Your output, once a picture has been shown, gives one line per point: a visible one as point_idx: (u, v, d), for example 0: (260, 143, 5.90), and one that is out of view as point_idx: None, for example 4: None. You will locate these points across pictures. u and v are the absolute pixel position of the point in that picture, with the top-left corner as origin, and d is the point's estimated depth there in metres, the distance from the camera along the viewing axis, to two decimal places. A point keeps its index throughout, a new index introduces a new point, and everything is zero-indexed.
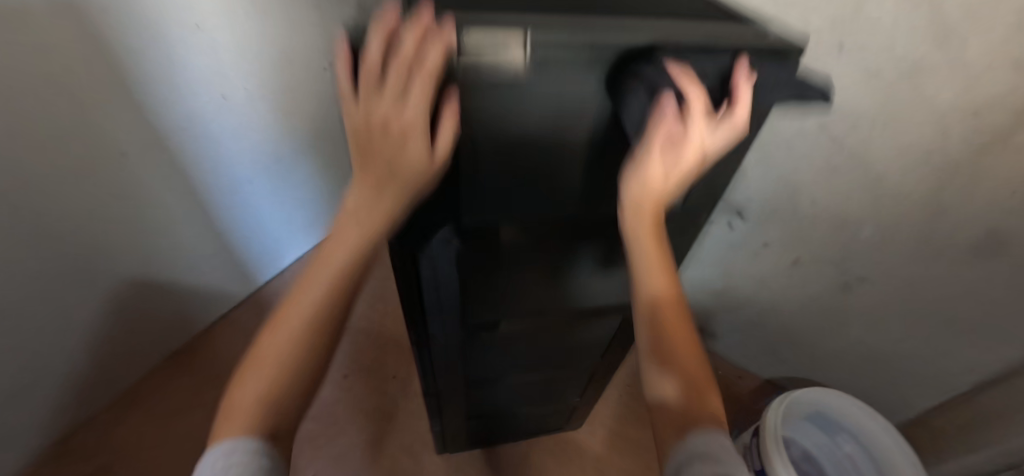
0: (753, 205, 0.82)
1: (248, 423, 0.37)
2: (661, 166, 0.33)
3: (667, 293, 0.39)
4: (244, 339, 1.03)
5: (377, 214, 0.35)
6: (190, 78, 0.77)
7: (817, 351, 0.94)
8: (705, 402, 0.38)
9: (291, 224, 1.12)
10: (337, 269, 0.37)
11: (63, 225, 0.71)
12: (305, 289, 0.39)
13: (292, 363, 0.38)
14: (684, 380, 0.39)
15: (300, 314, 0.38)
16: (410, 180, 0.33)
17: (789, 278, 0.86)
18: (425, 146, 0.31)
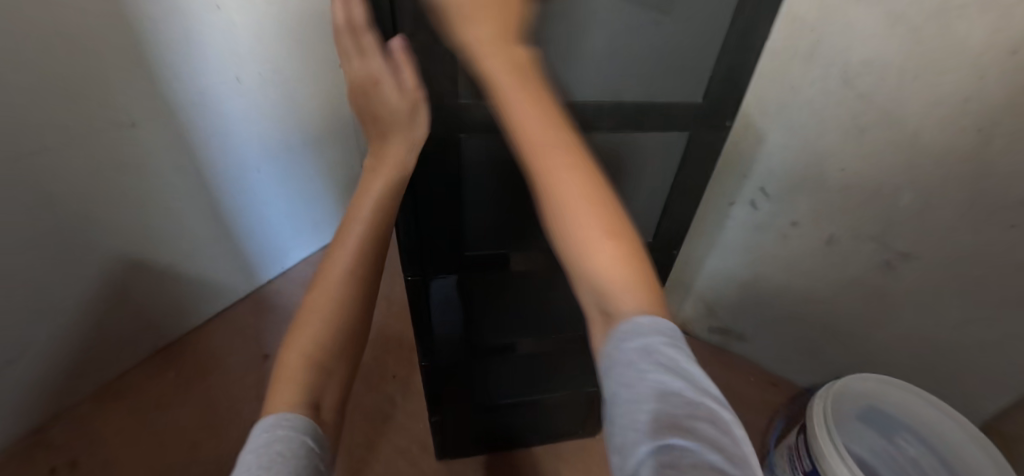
0: (779, 178, 0.75)
1: (310, 365, 0.34)
2: None
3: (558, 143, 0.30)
4: (236, 337, 0.96)
5: (386, 154, 0.38)
6: (204, 51, 0.74)
7: (866, 346, 0.83)
8: (614, 277, 0.29)
9: (296, 223, 1.07)
10: (381, 195, 0.38)
11: (58, 200, 0.67)
12: (348, 225, 0.39)
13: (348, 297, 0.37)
14: (589, 258, 0.29)
15: (348, 248, 0.38)
16: (401, 130, 0.36)
17: (821, 262, 0.79)
18: (397, 88, 0.34)
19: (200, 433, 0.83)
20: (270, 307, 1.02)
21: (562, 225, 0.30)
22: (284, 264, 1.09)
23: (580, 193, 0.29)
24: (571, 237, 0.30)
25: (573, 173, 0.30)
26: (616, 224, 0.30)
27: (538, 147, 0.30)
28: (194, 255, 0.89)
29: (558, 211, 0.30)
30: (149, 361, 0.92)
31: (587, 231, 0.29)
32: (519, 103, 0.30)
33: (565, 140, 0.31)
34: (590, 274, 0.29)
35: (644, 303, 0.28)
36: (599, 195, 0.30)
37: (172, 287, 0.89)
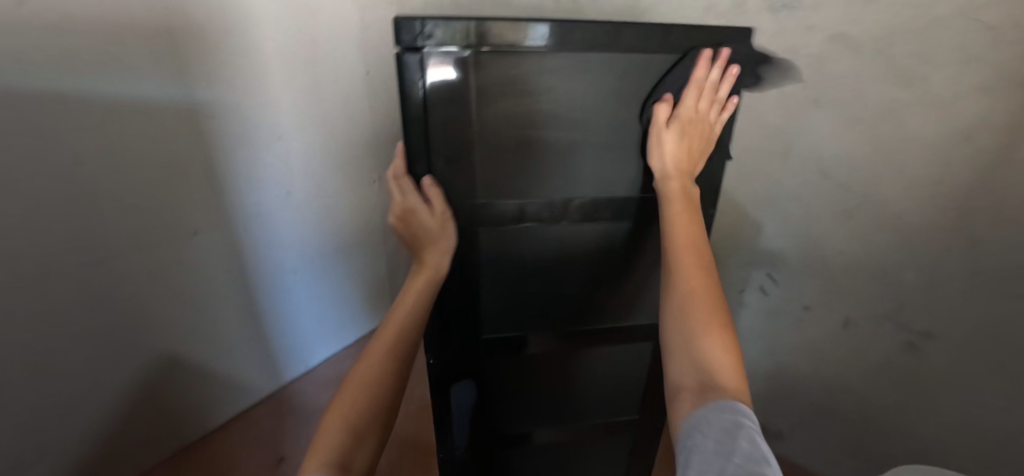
0: (784, 263, 0.79)
1: (344, 432, 0.34)
2: (673, 141, 0.42)
3: (688, 268, 0.38)
4: (254, 440, 0.95)
5: (424, 260, 0.45)
6: (265, 173, 0.88)
7: (916, 440, 0.77)
8: (720, 360, 0.33)
9: (324, 323, 1.12)
10: (421, 292, 0.44)
11: (121, 295, 0.75)
12: (394, 315, 0.43)
13: (385, 372, 0.38)
14: (699, 342, 0.34)
15: (392, 331, 0.41)
16: (438, 245, 0.45)
17: (843, 346, 0.78)
18: (430, 213, 0.44)
19: None
20: (290, 409, 1.02)
21: (679, 300, 0.36)
22: (307, 364, 1.11)
23: (699, 283, 0.37)
24: (686, 317, 0.35)
25: (705, 266, 0.38)
26: (725, 315, 0.35)
27: (682, 247, 0.39)
28: (226, 353, 0.93)
29: (679, 298, 0.37)
30: (163, 465, 0.90)
31: (697, 311, 0.35)
32: (679, 220, 0.41)
33: (697, 242, 0.40)
34: (692, 350, 0.34)
35: (736, 389, 0.31)
36: (711, 297, 0.36)
37: (201, 385, 0.91)
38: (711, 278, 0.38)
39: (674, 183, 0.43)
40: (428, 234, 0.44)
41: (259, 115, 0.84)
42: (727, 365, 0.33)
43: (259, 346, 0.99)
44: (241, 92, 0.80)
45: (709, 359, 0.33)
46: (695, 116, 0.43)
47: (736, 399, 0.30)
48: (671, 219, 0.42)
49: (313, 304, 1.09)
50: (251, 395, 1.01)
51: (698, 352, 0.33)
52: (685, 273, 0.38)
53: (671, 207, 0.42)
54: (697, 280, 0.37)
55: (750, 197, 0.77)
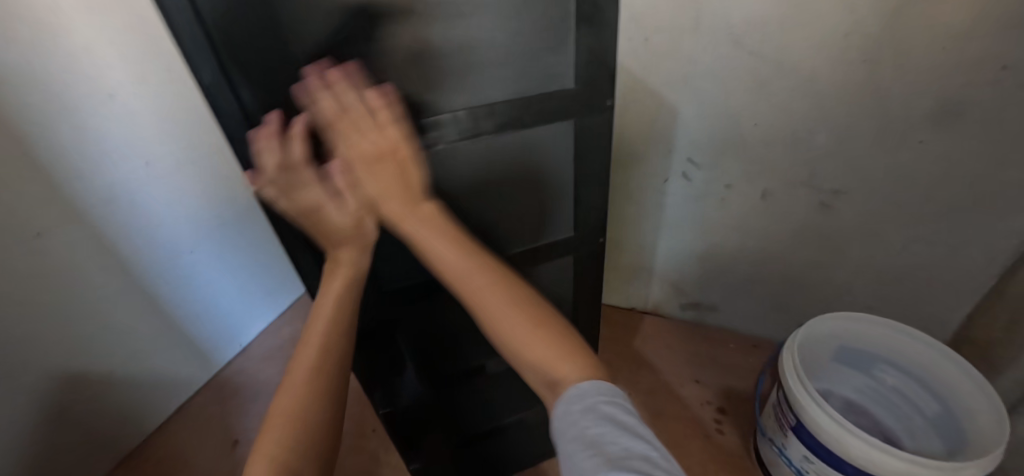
0: (704, 145, 0.76)
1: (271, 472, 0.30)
2: (385, 168, 0.35)
3: (480, 287, 0.36)
4: (204, 428, 0.91)
5: (338, 258, 0.39)
6: (106, 144, 0.71)
7: (828, 288, 0.83)
8: (545, 357, 0.33)
9: (247, 298, 1.01)
10: (338, 297, 0.38)
11: None
12: (311, 328, 0.38)
13: (315, 389, 0.35)
14: (527, 353, 0.34)
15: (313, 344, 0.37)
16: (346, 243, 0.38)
17: (762, 216, 0.80)
18: (340, 208, 0.36)
19: None
20: (235, 390, 0.97)
21: (489, 322, 0.35)
22: (243, 342, 1.03)
23: (493, 300, 0.35)
24: (510, 340, 0.35)
25: (482, 276, 0.36)
26: (543, 318, 0.35)
27: (453, 268, 0.37)
28: (141, 355, 0.83)
29: (491, 323, 0.35)
30: None
31: (517, 330, 0.34)
32: (431, 240, 0.37)
33: (472, 258, 0.37)
34: (527, 361, 0.34)
35: (581, 369, 0.32)
36: (524, 306, 0.35)
37: (123, 393, 0.83)
38: (508, 287, 0.36)
39: (408, 210, 0.37)
40: (341, 232, 0.38)
41: (73, 70, 0.65)
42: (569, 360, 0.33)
43: (177, 338, 0.89)
44: (28, 41, 0.59)
45: (552, 363, 0.33)
46: (382, 143, 0.35)
47: (588, 380, 0.31)
48: (423, 249, 0.37)
49: (230, 280, 0.96)
50: (187, 387, 0.94)
51: (536, 355, 0.34)
52: (490, 298, 0.35)
53: (422, 239, 0.37)
54: (490, 292, 0.36)
55: (665, 80, 0.70)
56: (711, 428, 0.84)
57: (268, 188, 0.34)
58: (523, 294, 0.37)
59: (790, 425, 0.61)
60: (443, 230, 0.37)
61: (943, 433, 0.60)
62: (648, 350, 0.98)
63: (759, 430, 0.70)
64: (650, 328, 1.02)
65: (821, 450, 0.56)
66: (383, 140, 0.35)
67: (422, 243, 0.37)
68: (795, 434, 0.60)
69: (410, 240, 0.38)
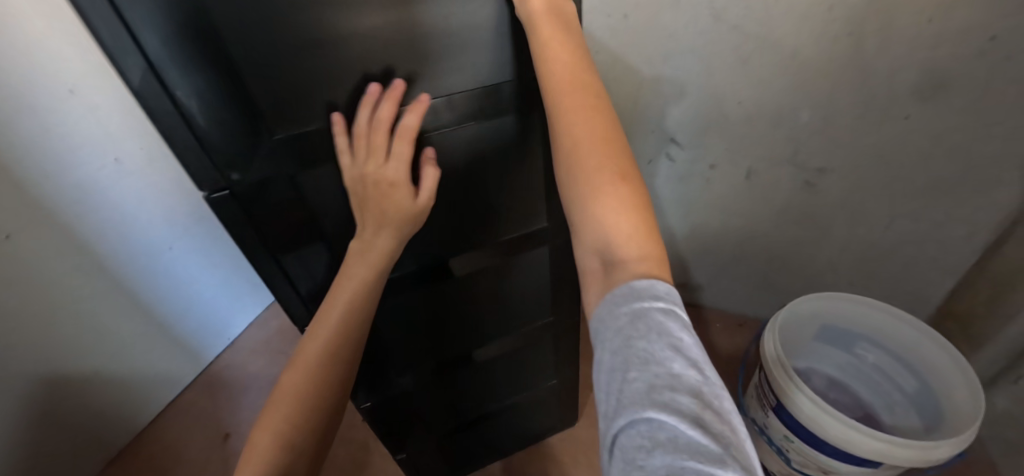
0: (687, 125, 0.73)
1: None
2: None
3: (585, 112, 0.32)
4: (195, 422, 0.91)
5: (374, 242, 0.39)
6: (68, 142, 0.68)
7: (813, 266, 0.83)
8: (625, 225, 0.29)
9: (231, 292, 1.00)
10: (364, 283, 0.40)
11: None
12: (313, 335, 0.40)
13: (318, 387, 0.40)
14: (602, 207, 0.30)
15: (309, 360, 0.40)
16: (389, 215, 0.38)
17: (747, 196, 0.78)
18: (411, 195, 0.38)
19: None
20: (225, 382, 0.97)
21: (578, 161, 0.31)
22: (230, 336, 1.03)
23: (600, 135, 0.32)
24: (589, 176, 0.30)
25: (586, 100, 0.33)
26: (634, 176, 0.31)
27: (565, 86, 0.33)
28: (124, 354, 0.83)
29: (579, 162, 0.31)
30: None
31: (606, 173, 0.30)
32: (556, 46, 0.33)
33: (586, 88, 0.33)
34: (596, 214, 0.30)
35: (648, 255, 0.28)
36: (618, 153, 0.31)
37: (109, 392, 0.83)
38: (608, 122, 0.33)
39: (543, 17, 0.34)
40: (395, 217, 0.38)
41: (25, 67, 0.61)
42: (641, 230, 0.29)
43: (161, 334, 0.88)
44: None
45: (631, 223, 0.29)
46: None
47: (651, 276, 0.27)
48: (540, 63, 0.34)
49: (211, 276, 0.95)
50: (176, 382, 0.95)
51: (609, 206, 0.29)
52: (583, 127, 0.32)
53: (540, 39, 0.33)
54: (588, 120, 0.32)
55: (645, 59, 0.67)
56: None
57: (342, 136, 0.35)
58: (619, 139, 0.32)
59: (771, 404, 0.61)
60: (571, 47, 0.34)
61: (922, 409, 0.61)
62: None
63: (743, 410, 0.70)
64: None
65: (800, 430, 0.57)
66: None
67: (545, 47, 0.33)
68: (776, 415, 0.60)
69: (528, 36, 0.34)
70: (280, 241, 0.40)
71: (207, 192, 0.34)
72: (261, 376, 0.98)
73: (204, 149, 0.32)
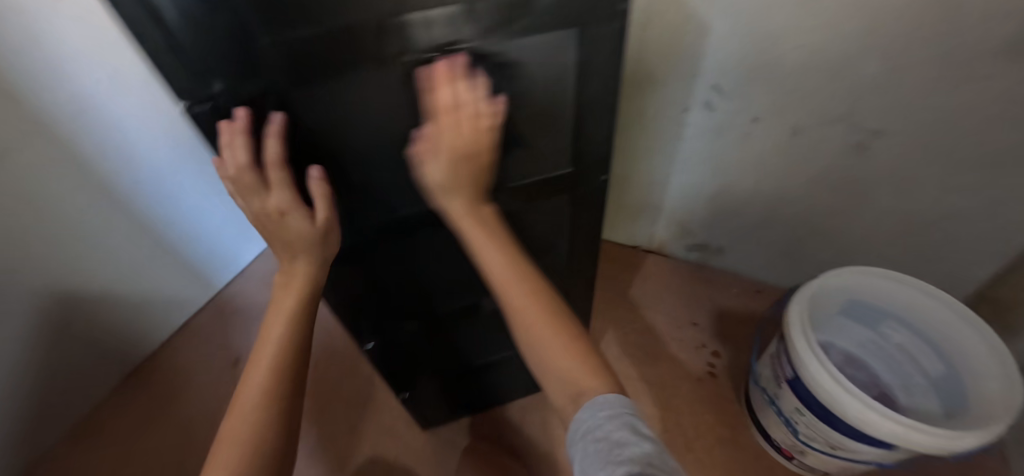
0: (735, 71, 0.65)
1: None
2: (441, 159, 0.35)
3: (516, 287, 0.37)
4: (205, 347, 0.93)
5: (297, 263, 0.40)
6: (60, 51, 0.60)
7: (848, 237, 0.77)
8: (575, 369, 0.35)
9: (239, 221, 0.98)
10: (298, 299, 0.40)
11: None
12: (259, 352, 0.39)
13: (277, 382, 0.37)
14: (554, 368, 0.35)
15: (260, 368, 0.38)
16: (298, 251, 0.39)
17: (789, 157, 0.71)
18: (305, 217, 0.37)
19: (184, 450, 0.83)
20: (234, 310, 0.98)
21: (527, 326, 0.36)
22: (239, 265, 1.02)
23: (533, 304, 0.37)
24: (538, 341, 0.36)
25: (520, 276, 0.38)
26: (571, 328, 0.37)
27: (499, 272, 0.38)
28: (133, 275, 0.83)
29: (527, 329, 0.37)
30: (118, 390, 0.89)
31: (549, 340, 0.36)
32: (483, 236, 0.38)
33: (515, 263, 0.38)
34: (552, 370, 0.36)
35: (606, 384, 0.35)
36: (556, 318, 0.37)
37: (118, 313, 0.83)
38: (541, 293, 0.38)
39: (463, 203, 0.38)
40: (297, 245, 0.38)
41: None
42: (591, 376, 0.35)
43: (170, 258, 0.87)
44: None
45: (581, 372, 0.35)
46: (480, 124, 0.35)
47: (609, 393, 0.33)
48: (474, 250, 0.38)
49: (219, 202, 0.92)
50: (185, 307, 0.96)
51: (563, 365, 0.35)
52: (521, 299, 0.37)
53: (467, 230, 0.38)
54: (529, 297, 0.37)
55: None
56: (703, 372, 0.82)
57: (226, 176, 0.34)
58: (554, 298, 0.38)
59: (786, 377, 0.59)
60: (494, 230, 0.39)
61: (943, 394, 0.58)
62: (647, 289, 0.93)
63: (755, 379, 0.69)
64: (651, 268, 0.97)
65: (814, 404, 0.55)
66: (476, 118, 0.34)
67: (473, 238, 0.38)
68: (789, 387, 0.59)
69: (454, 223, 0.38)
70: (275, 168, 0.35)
71: (188, 104, 0.28)
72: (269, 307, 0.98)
73: (178, 53, 0.25)
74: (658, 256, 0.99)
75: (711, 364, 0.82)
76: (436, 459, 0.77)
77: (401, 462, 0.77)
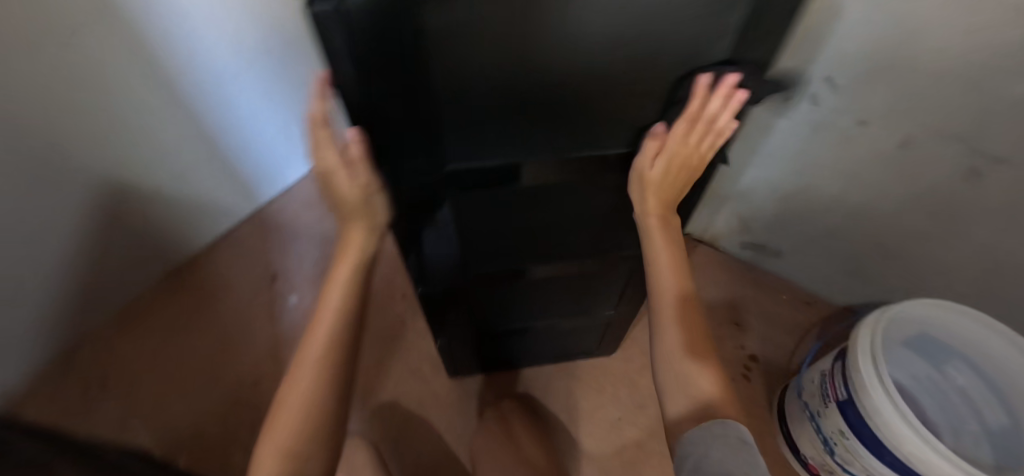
0: (851, 66, 0.55)
1: (286, 461, 0.35)
2: (658, 171, 0.42)
3: (675, 291, 0.45)
4: (244, 259, 0.95)
5: (350, 233, 0.43)
6: None
7: (926, 268, 0.72)
8: (699, 383, 0.42)
9: (289, 138, 0.94)
10: (350, 271, 0.43)
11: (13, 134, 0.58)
12: (316, 320, 0.41)
13: (333, 353, 0.40)
14: (682, 372, 0.43)
15: (318, 339, 0.40)
16: (361, 222, 0.42)
17: (889, 171, 0.65)
18: (350, 183, 0.39)
19: (219, 354, 0.86)
20: (275, 228, 0.98)
21: (666, 332, 0.45)
22: (284, 184, 1.01)
23: (675, 313, 0.45)
24: (671, 347, 0.44)
25: (676, 293, 0.45)
26: (705, 346, 0.45)
27: (665, 277, 0.46)
28: (187, 177, 0.82)
29: (664, 333, 0.45)
30: (159, 286, 0.92)
31: (683, 348, 0.44)
32: (664, 244, 0.46)
33: (677, 276, 0.46)
34: (676, 376, 0.44)
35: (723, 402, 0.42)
36: (697, 332, 0.45)
37: (165, 213, 0.83)
38: (689, 305, 0.46)
39: (655, 215, 0.45)
40: (348, 210, 0.41)
41: None
42: (714, 389, 0.42)
43: (221, 164, 0.86)
44: None
45: (708, 382, 0.42)
46: (685, 152, 0.41)
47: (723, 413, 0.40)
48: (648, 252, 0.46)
49: (274, 115, 0.87)
50: (230, 216, 0.96)
51: (687, 373, 0.43)
52: (676, 309, 0.45)
53: (651, 236, 0.46)
54: (679, 308, 0.45)
55: None
56: (739, 373, 0.84)
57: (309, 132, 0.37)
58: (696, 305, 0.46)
59: (836, 397, 0.58)
60: (674, 239, 0.46)
61: (997, 444, 0.56)
62: (688, 281, 0.93)
63: (797, 391, 0.69)
64: (696, 259, 0.95)
65: (863, 431, 0.54)
66: (694, 150, 0.41)
67: (654, 242, 0.46)
68: (838, 408, 0.58)
69: (642, 228, 0.46)
70: (384, 94, 0.30)
71: (310, 1, 0.23)
72: (312, 229, 0.98)
73: None
74: (707, 248, 0.96)
75: (747, 373, 0.84)
76: (458, 406, 0.79)
77: (423, 404, 0.79)
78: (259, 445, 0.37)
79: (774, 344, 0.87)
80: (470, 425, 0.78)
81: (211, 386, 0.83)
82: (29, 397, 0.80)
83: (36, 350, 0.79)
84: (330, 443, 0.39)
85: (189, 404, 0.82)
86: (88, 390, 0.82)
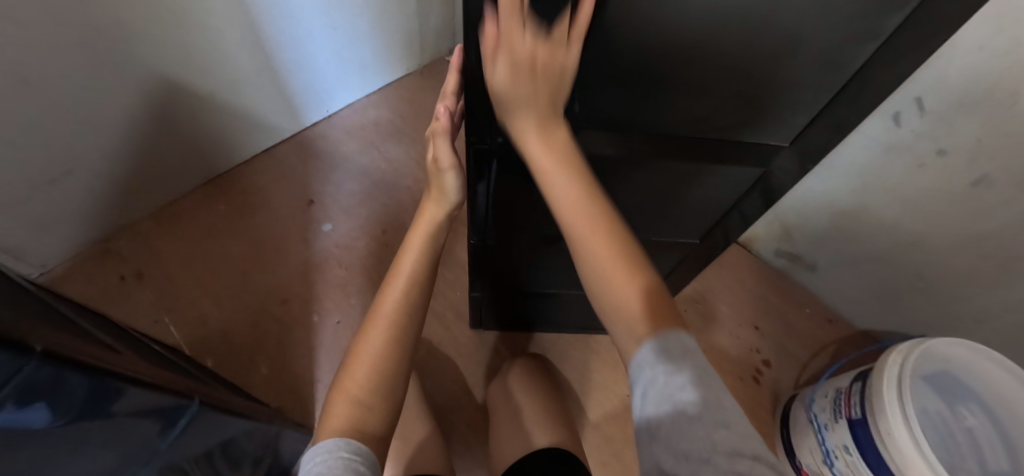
0: (951, 93, 0.52)
1: (353, 407, 0.38)
2: (504, 75, 0.33)
3: (579, 203, 0.35)
4: (283, 178, 0.95)
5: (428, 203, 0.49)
6: None
7: (961, 313, 0.71)
8: (635, 306, 0.34)
9: (342, 65, 0.90)
10: (424, 238, 0.47)
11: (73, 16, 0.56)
12: (390, 284, 0.45)
13: (405, 312, 0.43)
14: (612, 305, 0.35)
15: (391, 300, 0.43)
16: (435, 195, 0.48)
17: (958, 209, 0.61)
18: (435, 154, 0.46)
19: (249, 268, 0.88)
20: (315, 153, 0.97)
21: (595, 264, 0.35)
22: (330, 109, 0.99)
23: (600, 239, 0.35)
24: (604, 279, 0.35)
25: (595, 219, 0.35)
26: (642, 274, 0.35)
27: (568, 194, 0.35)
28: (239, 88, 0.80)
29: (592, 268, 0.35)
30: (199, 191, 0.93)
31: (617, 278, 0.34)
32: (548, 165, 0.36)
33: (590, 200, 0.36)
34: (610, 307, 0.35)
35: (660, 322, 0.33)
36: (632, 261, 0.35)
37: (211, 120, 0.82)
38: (619, 232, 0.35)
39: (528, 121, 0.35)
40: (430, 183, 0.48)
41: None
42: (652, 311, 0.33)
43: (271, 80, 0.82)
44: None
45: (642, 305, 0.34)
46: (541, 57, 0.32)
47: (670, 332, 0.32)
48: (541, 173, 0.36)
49: (332, 40, 0.83)
50: (273, 133, 0.95)
51: (613, 297, 0.34)
52: (600, 236, 0.35)
53: (530, 149, 0.36)
54: (602, 236, 0.35)
55: None
56: (749, 375, 0.87)
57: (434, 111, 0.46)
58: (623, 229, 0.36)
59: (851, 415, 0.60)
60: (564, 154, 0.36)
61: None
62: (716, 277, 0.93)
63: (807, 404, 0.71)
64: (728, 257, 0.95)
65: (868, 450, 0.56)
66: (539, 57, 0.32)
67: (540, 160, 0.36)
68: (847, 425, 0.60)
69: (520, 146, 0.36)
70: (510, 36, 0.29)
71: None
72: (352, 161, 0.98)
73: None
74: (742, 250, 0.96)
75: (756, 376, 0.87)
76: (476, 357, 0.82)
77: (441, 349, 0.81)
78: (329, 397, 0.40)
79: (788, 354, 0.89)
80: (485, 376, 0.81)
81: (239, 295, 0.86)
82: (69, 272, 0.83)
83: (78, 232, 0.81)
84: (395, 397, 0.40)
85: (218, 308, 0.85)
86: (123, 278, 0.85)
